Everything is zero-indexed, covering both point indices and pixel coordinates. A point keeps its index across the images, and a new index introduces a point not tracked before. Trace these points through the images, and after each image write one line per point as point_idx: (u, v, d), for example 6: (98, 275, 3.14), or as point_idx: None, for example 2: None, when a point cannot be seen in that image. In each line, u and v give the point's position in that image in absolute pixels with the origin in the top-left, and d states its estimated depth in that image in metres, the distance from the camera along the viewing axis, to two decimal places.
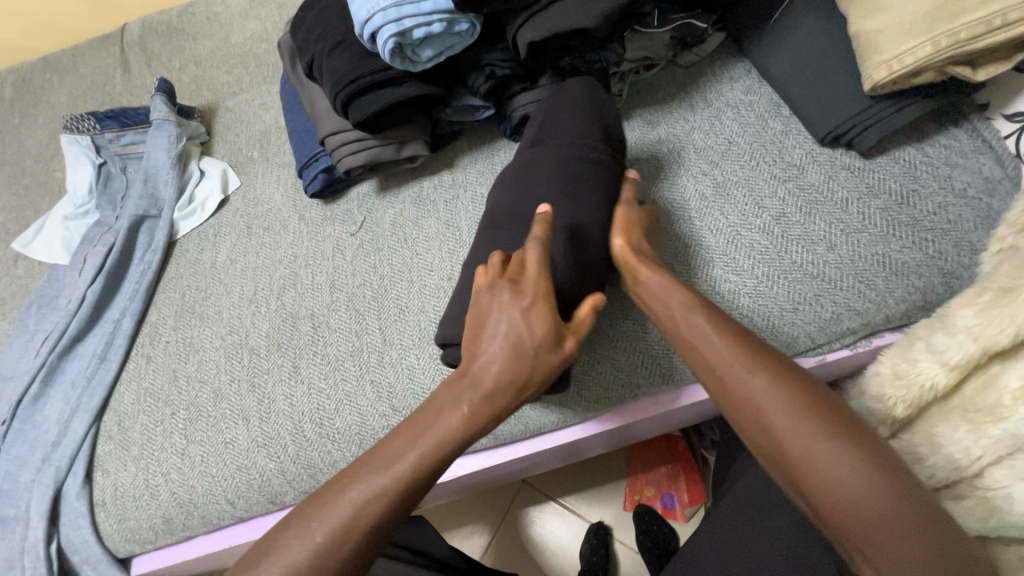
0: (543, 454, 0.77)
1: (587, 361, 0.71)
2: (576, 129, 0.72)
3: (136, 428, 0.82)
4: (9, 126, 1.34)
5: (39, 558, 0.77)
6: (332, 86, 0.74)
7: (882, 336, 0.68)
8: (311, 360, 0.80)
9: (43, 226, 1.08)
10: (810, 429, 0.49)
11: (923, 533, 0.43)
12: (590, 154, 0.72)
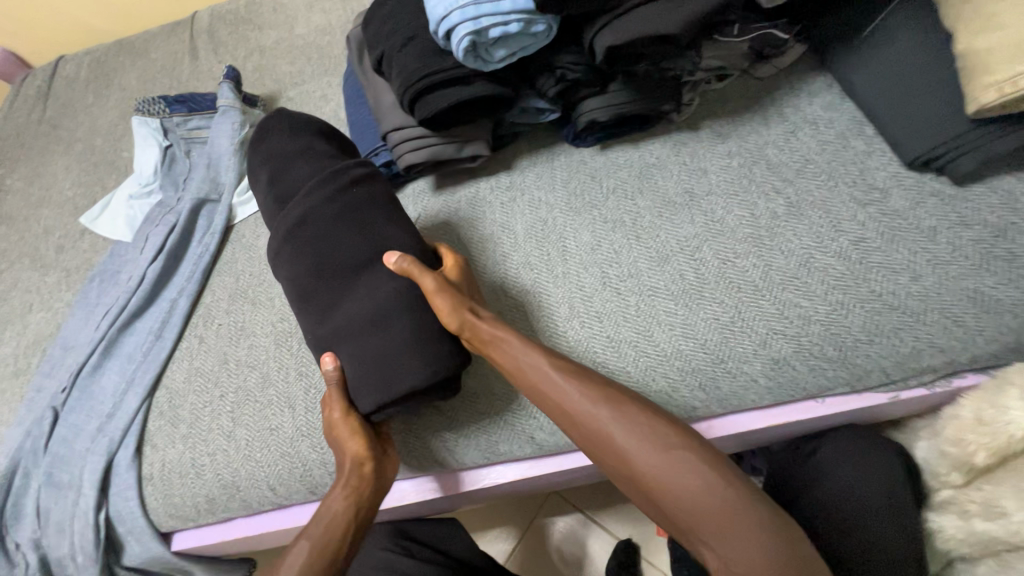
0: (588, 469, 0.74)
1: (642, 379, 0.67)
2: (304, 166, 0.78)
3: (186, 407, 0.84)
4: (82, 105, 1.40)
5: (88, 526, 0.79)
6: (401, 81, 0.73)
7: (965, 377, 0.64)
8: None
9: (110, 203, 1.12)
10: (644, 447, 0.56)
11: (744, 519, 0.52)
12: (329, 170, 0.76)
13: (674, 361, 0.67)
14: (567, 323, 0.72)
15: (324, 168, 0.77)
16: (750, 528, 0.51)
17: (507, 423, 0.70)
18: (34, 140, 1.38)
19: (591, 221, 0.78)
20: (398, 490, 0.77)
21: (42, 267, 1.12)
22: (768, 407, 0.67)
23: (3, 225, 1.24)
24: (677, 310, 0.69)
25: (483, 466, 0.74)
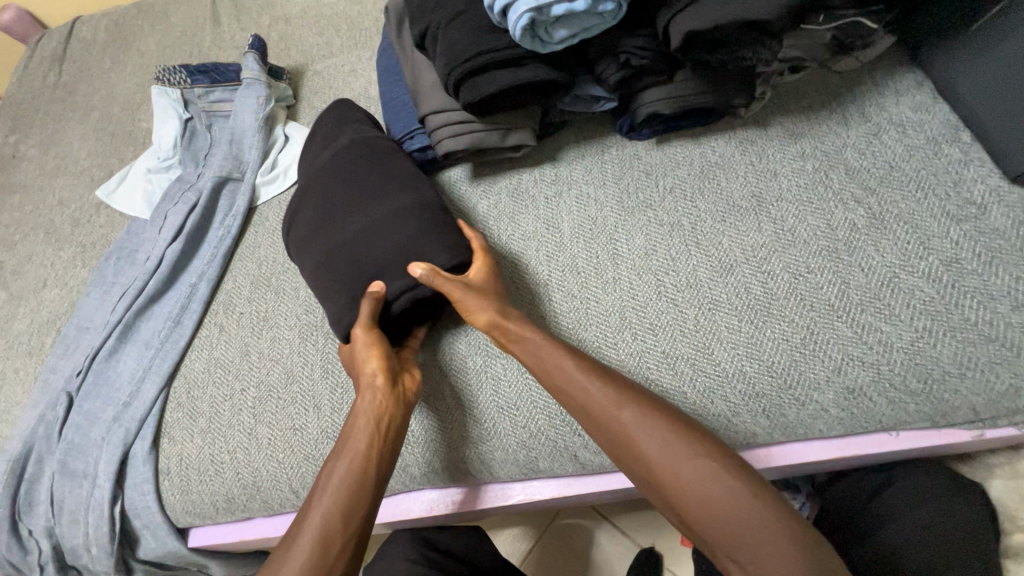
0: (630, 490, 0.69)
1: (699, 401, 0.62)
2: (333, 116, 0.86)
3: (205, 399, 0.80)
4: (98, 71, 1.34)
5: (103, 519, 0.76)
6: (447, 60, 0.66)
7: None
8: None
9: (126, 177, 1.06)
10: (624, 419, 0.54)
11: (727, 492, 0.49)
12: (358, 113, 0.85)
13: (736, 383, 0.61)
14: (618, 334, 0.67)
15: (357, 112, 0.85)
16: (721, 496, 0.49)
17: (549, 439, 0.66)
18: (49, 105, 1.32)
19: (646, 223, 0.72)
20: (426, 500, 0.73)
21: (56, 241, 1.08)
22: (837, 437, 0.62)
23: (17, 194, 1.19)
24: (741, 327, 0.63)
25: (517, 480, 0.70)
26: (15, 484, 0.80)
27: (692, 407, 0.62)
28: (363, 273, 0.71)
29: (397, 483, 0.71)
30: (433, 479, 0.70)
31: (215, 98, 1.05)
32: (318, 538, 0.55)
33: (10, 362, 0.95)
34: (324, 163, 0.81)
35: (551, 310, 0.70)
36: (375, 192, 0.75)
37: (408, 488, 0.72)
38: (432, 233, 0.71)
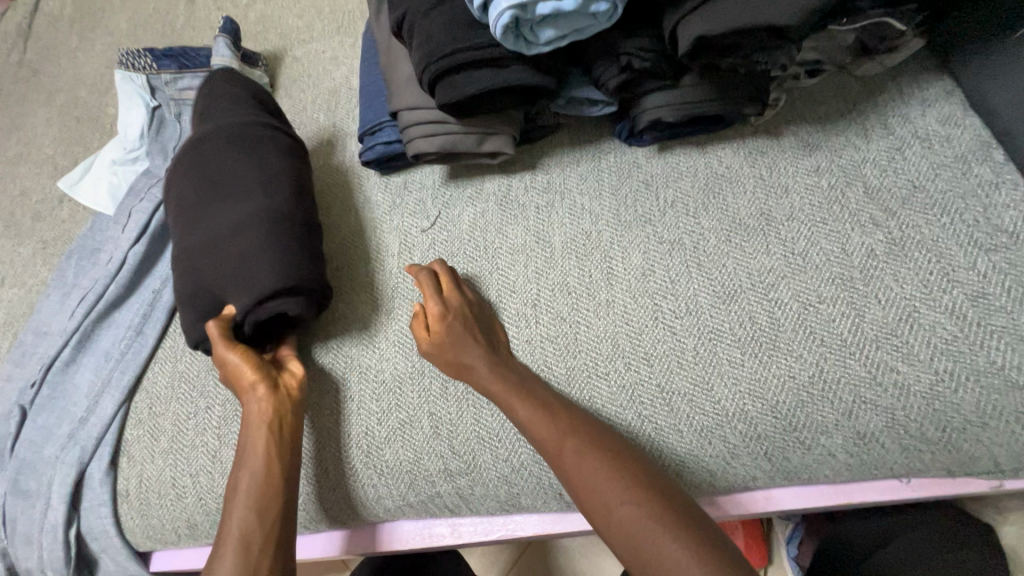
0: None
1: (696, 441, 0.57)
2: (210, 84, 0.83)
3: (167, 417, 0.75)
4: (65, 49, 1.25)
5: (57, 543, 0.71)
6: (423, 56, 0.60)
7: None
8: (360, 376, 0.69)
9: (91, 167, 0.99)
10: (576, 448, 0.54)
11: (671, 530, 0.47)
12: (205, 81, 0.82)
13: (737, 422, 0.56)
14: (609, 363, 0.61)
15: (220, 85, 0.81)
16: (665, 533, 0.47)
17: (534, 475, 0.61)
18: (13, 86, 1.24)
19: (644, 239, 0.66)
20: (401, 532, 0.68)
21: (16, 235, 1.01)
22: (843, 482, 0.57)
23: None
24: (745, 361, 0.58)
25: (499, 515, 0.66)
26: None
27: (688, 447, 0.57)
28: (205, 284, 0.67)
29: (370, 514, 0.67)
30: (409, 510, 0.65)
31: (184, 86, 0.97)
32: (238, 542, 0.54)
33: None
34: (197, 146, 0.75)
35: (537, 333, 0.65)
36: (232, 194, 0.70)
37: (383, 519, 0.67)
38: (267, 249, 0.65)
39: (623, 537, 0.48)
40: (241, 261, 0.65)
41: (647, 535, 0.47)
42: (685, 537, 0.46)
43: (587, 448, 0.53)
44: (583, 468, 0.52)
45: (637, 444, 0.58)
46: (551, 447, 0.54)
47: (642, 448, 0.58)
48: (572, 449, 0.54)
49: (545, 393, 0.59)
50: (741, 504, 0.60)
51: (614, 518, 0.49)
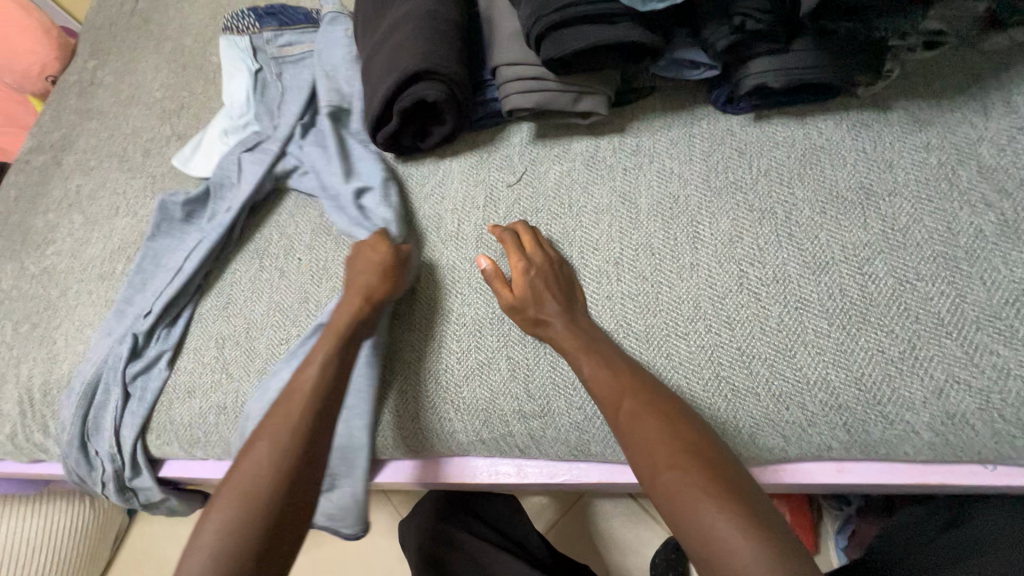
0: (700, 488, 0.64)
1: (773, 406, 0.58)
2: None
3: (263, 341, 0.81)
4: (174, 0, 1.33)
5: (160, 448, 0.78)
6: (534, 9, 0.61)
7: None
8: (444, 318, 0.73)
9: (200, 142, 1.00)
10: (633, 409, 0.55)
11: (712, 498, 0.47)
12: None
13: (817, 391, 0.57)
14: (690, 324, 0.62)
15: None
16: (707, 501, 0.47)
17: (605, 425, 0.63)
18: (126, 33, 1.33)
19: (733, 207, 0.66)
20: (468, 468, 0.72)
21: (129, 170, 1.10)
22: (923, 463, 0.57)
23: (95, 120, 1.22)
24: (831, 332, 0.58)
25: (563, 461, 0.69)
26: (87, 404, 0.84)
27: (764, 411, 0.58)
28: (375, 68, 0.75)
29: (443, 446, 0.71)
30: (482, 446, 0.69)
31: (282, 41, 1.01)
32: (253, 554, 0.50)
33: (84, 284, 0.99)
34: None
35: (619, 290, 0.66)
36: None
37: (453, 453, 0.72)
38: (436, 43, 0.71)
39: (668, 500, 0.49)
40: (393, 63, 0.72)
41: (692, 504, 0.47)
42: (727, 507, 0.46)
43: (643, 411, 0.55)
44: (639, 430, 0.54)
45: (713, 404, 0.59)
46: (610, 409, 0.57)
47: (717, 407, 0.59)
48: (629, 409, 0.56)
49: (611, 357, 0.60)
50: (808, 473, 0.60)
51: (660, 482, 0.50)
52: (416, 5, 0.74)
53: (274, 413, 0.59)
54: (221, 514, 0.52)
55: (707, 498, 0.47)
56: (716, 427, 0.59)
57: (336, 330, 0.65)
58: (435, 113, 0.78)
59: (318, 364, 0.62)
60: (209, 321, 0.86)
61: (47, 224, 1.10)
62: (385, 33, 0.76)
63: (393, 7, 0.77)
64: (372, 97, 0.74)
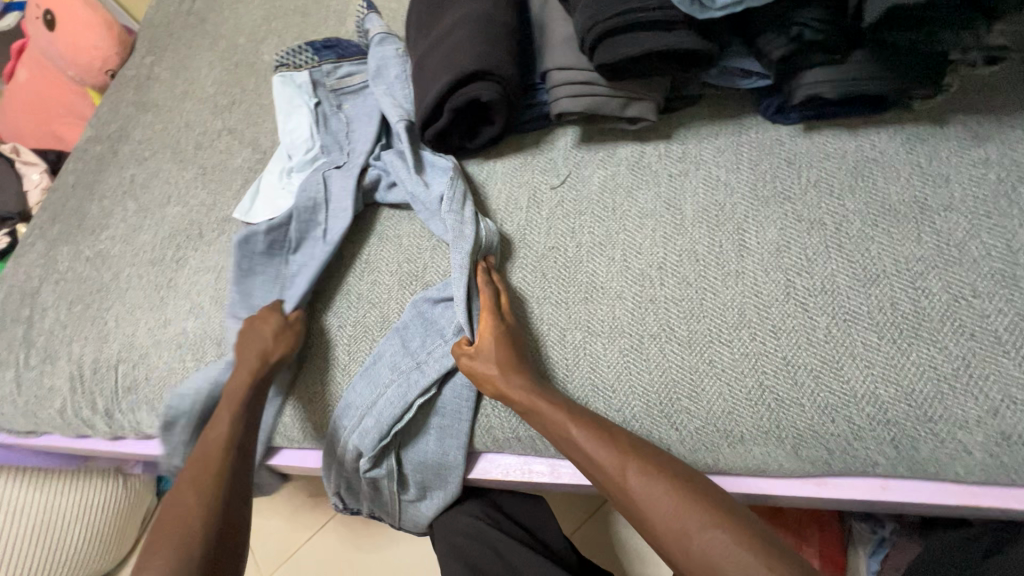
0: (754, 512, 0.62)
1: (818, 417, 0.57)
2: None
3: (304, 330, 0.83)
4: (228, 1, 1.39)
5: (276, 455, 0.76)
6: (591, 14, 0.62)
7: None
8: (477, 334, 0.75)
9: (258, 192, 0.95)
10: (627, 470, 0.54)
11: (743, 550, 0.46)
12: None
13: (865, 406, 0.56)
14: (734, 331, 0.62)
15: None
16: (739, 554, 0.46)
17: (644, 431, 0.62)
18: (183, 31, 1.39)
19: (781, 217, 0.66)
20: (501, 465, 0.73)
21: (181, 161, 1.15)
22: (973, 483, 0.56)
23: (149, 114, 1.27)
24: (881, 346, 0.57)
25: None
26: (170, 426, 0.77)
27: (809, 422, 0.57)
28: (427, 70, 0.77)
29: (477, 441, 0.72)
30: (517, 444, 0.70)
31: (337, 75, 0.99)
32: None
33: (135, 268, 1.03)
34: None
35: (662, 295, 0.67)
36: (455, 4, 0.79)
37: (487, 449, 0.72)
38: (489, 45, 0.73)
39: (701, 561, 0.48)
40: (444, 64, 0.74)
41: (727, 562, 0.46)
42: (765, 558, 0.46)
43: (616, 458, 0.55)
44: (643, 493, 0.53)
45: (756, 413, 0.59)
46: (605, 474, 0.55)
47: (760, 416, 0.59)
48: (626, 471, 0.54)
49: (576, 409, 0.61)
50: (851, 488, 0.59)
51: (690, 548, 0.49)
52: (469, 9, 0.76)
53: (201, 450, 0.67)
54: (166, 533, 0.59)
55: (741, 551, 0.46)
56: (758, 436, 0.59)
57: (234, 397, 0.71)
58: (485, 113, 0.80)
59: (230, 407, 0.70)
60: None
61: (101, 210, 1.15)
62: (439, 35, 0.78)
63: (449, 11, 0.79)
64: (425, 95, 0.76)
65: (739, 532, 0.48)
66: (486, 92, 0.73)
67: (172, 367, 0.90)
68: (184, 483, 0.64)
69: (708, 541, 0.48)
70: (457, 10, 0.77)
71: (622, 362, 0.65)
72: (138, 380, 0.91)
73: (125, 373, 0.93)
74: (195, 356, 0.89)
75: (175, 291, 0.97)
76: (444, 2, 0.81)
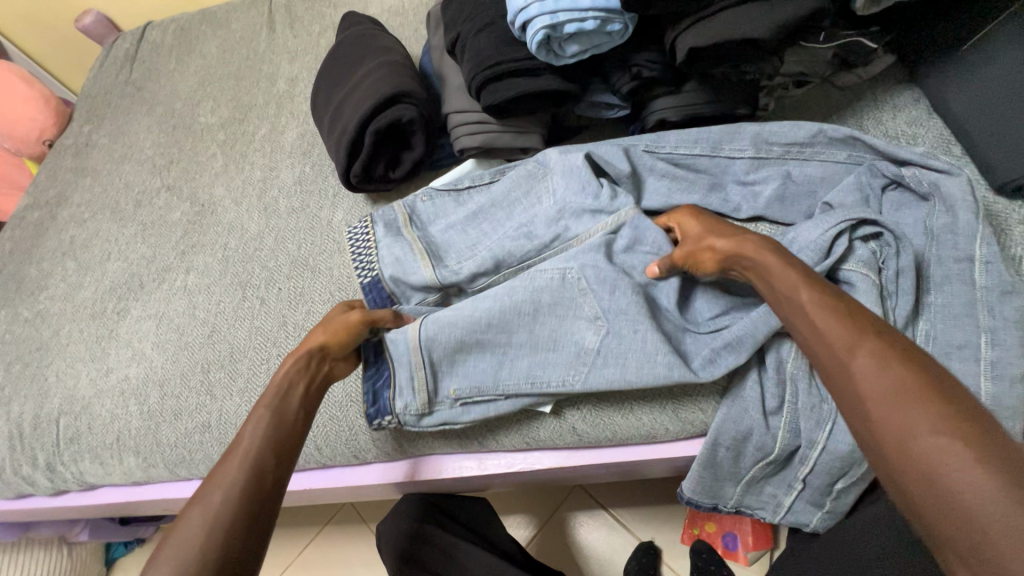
0: (682, 502, 0.72)
1: (691, 381, 0.68)
2: (339, 37, 1.00)
3: (245, 362, 0.89)
4: (165, 70, 1.48)
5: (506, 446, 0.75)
6: (472, 66, 0.74)
7: None
8: None
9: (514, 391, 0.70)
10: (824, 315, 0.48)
11: (935, 418, 0.38)
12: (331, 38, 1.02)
13: (756, 403, 0.65)
14: None
15: (347, 33, 0.99)
16: (941, 438, 0.37)
17: (553, 413, 0.72)
18: (121, 100, 1.47)
19: (674, 203, 0.74)
20: (436, 465, 0.79)
21: (121, 220, 1.20)
22: None
23: (89, 177, 1.33)
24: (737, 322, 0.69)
25: (519, 451, 0.76)
26: (510, 468, 0.77)
27: (684, 385, 0.68)
28: (341, 112, 0.87)
29: (410, 445, 0.78)
30: (445, 442, 0.76)
31: (398, 215, 0.82)
32: None
33: (75, 323, 1.06)
34: (347, 43, 0.96)
35: None
36: (366, 60, 0.91)
37: (421, 452, 0.79)
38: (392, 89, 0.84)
39: (901, 441, 0.39)
40: (357, 102, 0.84)
41: (916, 438, 0.38)
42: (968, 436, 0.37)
43: (834, 315, 0.47)
44: (852, 355, 0.44)
45: (643, 383, 0.69)
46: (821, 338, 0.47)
47: (646, 385, 0.69)
48: (840, 334, 0.46)
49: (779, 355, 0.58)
50: None
51: (879, 412, 0.41)
52: (376, 62, 0.88)
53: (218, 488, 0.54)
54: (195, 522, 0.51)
55: (930, 423, 0.38)
56: (645, 403, 0.69)
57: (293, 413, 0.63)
58: (405, 141, 0.89)
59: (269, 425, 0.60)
60: (195, 348, 0.93)
61: (41, 271, 1.18)
62: (349, 83, 0.89)
63: (359, 67, 0.91)
64: (348, 130, 0.84)
65: (927, 395, 0.39)
66: (400, 115, 0.82)
67: (115, 414, 0.92)
68: (191, 506, 0.53)
69: (882, 384, 0.41)
70: (368, 64, 0.89)
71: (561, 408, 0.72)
72: (80, 431, 0.93)
73: (67, 426, 0.94)
74: (137, 400, 0.92)
75: (116, 340, 1.01)
76: (356, 57, 0.93)
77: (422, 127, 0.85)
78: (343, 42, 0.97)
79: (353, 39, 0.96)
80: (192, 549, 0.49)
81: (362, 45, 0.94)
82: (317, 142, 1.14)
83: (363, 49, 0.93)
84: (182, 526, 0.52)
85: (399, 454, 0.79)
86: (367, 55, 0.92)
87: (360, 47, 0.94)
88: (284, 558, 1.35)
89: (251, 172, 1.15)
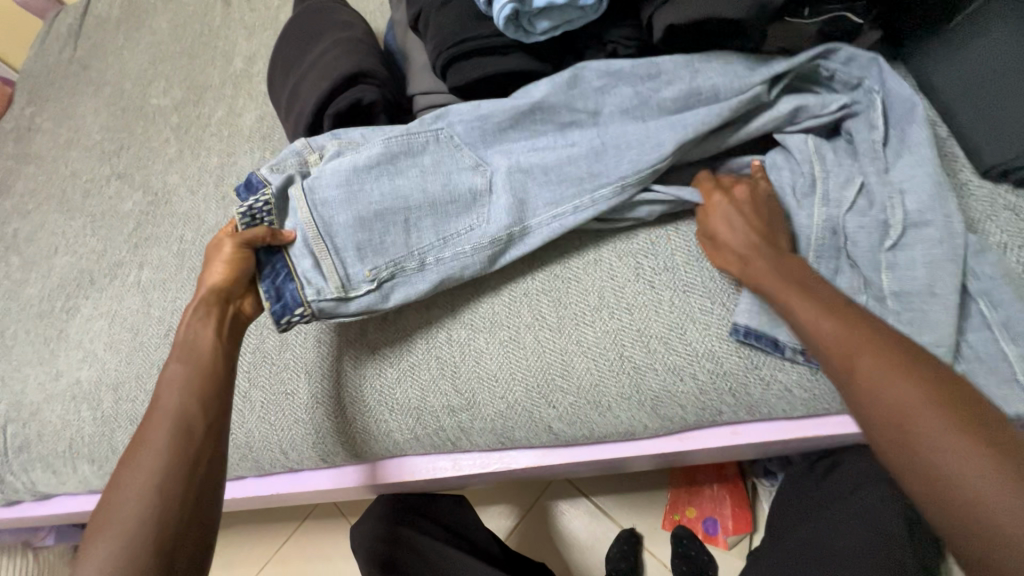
0: None
1: (669, 378, 0.65)
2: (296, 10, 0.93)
3: None
4: (113, 47, 1.37)
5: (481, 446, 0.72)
6: (435, 45, 0.68)
7: None
8: (523, 350, 0.69)
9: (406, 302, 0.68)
10: (816, 309, 0.52)
11: (951, 416, 0.43)
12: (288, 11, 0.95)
13: (760, 382, 0.63)
14: (596, 313, 0.68)
15: (305, 7, 0.92)
16: (943, 425, 0.43)
17: (528, 413, 0.68)
18: (65, 81, 1.37)
19: None
20: (408, 465, 0.77)
21: (68, 211, 1.12)
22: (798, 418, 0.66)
23: (32, 164, 1.24)
24: (715, 308, 0.65)
25: (495, 450, 0.74)
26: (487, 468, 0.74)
27: (662, 383, 0.65)
28: (297, 92, 0.81)
29: (381, 447, 0.74)
30: (417, 445, 0.74)
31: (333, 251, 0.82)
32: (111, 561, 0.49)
33: (21, 323, 0.99)
34: (305, 17, 0.89)
35: (531, 320, 0.70)
36: (324, 36, 0.84)
37: (391, 454, 0.76)
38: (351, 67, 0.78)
39: (910, 460, 0.44)
40: (313, 83, 0.78)
41: (928, 433, 0.43)
42: (977, 438, 0.42)
43: (846, 335, 0.50)
44: (844, 348, 0.49)
45: (619, 381, 0.66)
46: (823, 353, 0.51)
47: (623, 383, 0.66)
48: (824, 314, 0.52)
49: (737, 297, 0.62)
50: (708, 439, 0.69)
51: (887, 405, 0.45)
52: (334, 38, 0.82)
53: (133, 484, 0.53)
54: (134, 497, 0.52)
55: (957, 434, 0.42)
56: (622, 402, 0.66)
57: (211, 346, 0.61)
58: None
59: (178, 382, 0.58)
60: (151, 349, 0.88)
61: None
62: (306, 60, 0.83)
63: (317, 44, 0.84)
64: (304, 112, 0.78)
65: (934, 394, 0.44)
66: (359, 96, 0.76)
67: (66, 420, 0.87)
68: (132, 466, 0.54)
69: (951, 462, 0.42)
70: (326, 40, 0.83)
71: (529, 402, 0.68)
72: (29, 438, 0.88)
73: (15, 433, 0.89)
74: (90, 404, 0.87)
75: (66, 342, 0.94)
76: (314, 32, 0.86)
77: (385, 108, 0.79)
78: (299, 16, 0.90)
79: (311, 13, 0.89)
80: (133, 522, 0.51)
81: (320, 19, 0.87)
82: (276, 126, 1.07)
83: (321, 23, 0.86)
84: (122, 500, 0.52)
85: (368, 456, 0.76)
86: (325, 30, 0.85)
87: (318, 22, 0.87)
88: (262, 554, 1.32)
89: (207, 158, 1.08)
